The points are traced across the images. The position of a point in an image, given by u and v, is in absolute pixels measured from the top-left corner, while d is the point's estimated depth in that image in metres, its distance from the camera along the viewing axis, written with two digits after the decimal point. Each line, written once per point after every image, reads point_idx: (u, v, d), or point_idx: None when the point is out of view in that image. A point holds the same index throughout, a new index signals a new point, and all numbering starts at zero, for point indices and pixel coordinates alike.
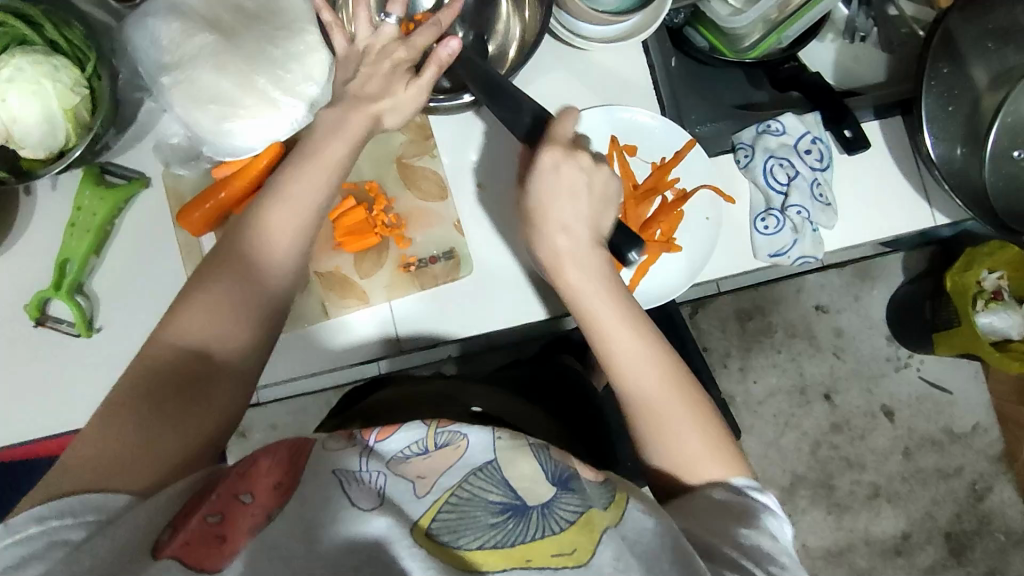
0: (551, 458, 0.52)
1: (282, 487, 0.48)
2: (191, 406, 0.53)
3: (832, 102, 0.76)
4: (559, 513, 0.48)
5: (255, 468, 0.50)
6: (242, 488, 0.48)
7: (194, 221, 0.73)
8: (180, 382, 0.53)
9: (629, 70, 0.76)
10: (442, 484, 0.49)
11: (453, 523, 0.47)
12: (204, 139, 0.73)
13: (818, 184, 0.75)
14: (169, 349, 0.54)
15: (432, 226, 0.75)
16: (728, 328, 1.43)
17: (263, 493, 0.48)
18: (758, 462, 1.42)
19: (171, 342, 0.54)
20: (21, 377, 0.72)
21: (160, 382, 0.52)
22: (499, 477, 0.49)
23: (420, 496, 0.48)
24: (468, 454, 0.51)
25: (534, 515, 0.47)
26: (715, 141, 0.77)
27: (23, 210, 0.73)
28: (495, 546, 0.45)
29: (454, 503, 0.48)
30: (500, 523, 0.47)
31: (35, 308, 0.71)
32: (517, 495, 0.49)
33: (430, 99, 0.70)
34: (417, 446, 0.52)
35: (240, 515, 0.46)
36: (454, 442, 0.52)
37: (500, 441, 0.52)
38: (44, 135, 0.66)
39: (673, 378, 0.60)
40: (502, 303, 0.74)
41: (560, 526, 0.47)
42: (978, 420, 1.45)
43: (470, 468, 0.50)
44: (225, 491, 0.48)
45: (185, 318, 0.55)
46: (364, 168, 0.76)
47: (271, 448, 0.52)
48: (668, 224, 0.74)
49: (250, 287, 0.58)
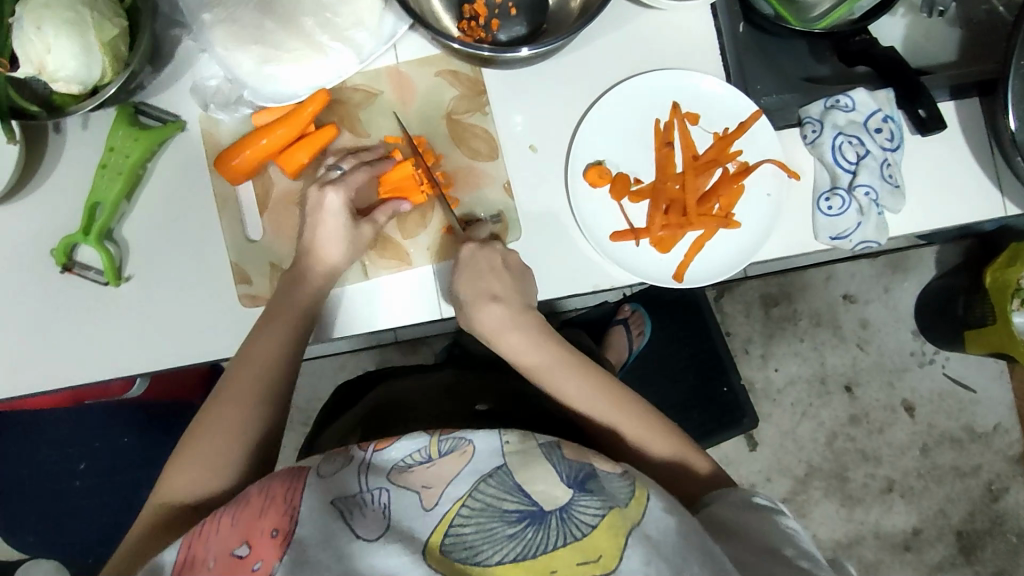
0: (563, 459, 0.54)
1: (280, 536, 0.48)
2: (233, 441, 0.60)
3: (907, 79, 0.72)
4: (579, 517, 0.49)
5: (248, 517, 0.50)
6: (238, 541, 0.48)
7: (231, 168, 0.69)
8: (222, 430, 0.60)
9: (695, 35, 0.73)
10: (451, 495, 0.51)
11: (469, 538, 0.48)
12: (246, 84, 0.70)
13: (888, 164, 0.71)
14: (197, 442, 0.59)
15: (480, 186, 0.72)
16: (752, 313, 1.35)
17: (261, 546, 0.47)
18: (774, 452, 1.34)
19: (199, 442, 0.59)
20: (48, 321, 0.69)
21: (209, 436, 0.59)
22: (511, 483, 0.51)
23: (429, 508, 0.50)
24: (476, 461, 0.53)
25: (553, 521, 0.49)
26: (780, 114, 0.74)
27: (54, 148, 0.69)
28: (518, 559, 0.47)
29: (467, 515, 0.49)
30: (518, 534, 0.48)
31: (63, 253, 0.68)
32: (534, 501, 0.50)
33: (482, 49, 0.65)
34: (419, 453, 0.55)
35: (240, 573, 0.46)
36: (460, 447, 0.54)
37: (508, 445, 0.54)
38: (80, 69, 0.62)
39: (604, 393, 0.67)
40: (554, 272, 0.71)
41: (583, 532, 0.48)
42: (1000, 419, 1.34)
43: (480, 476, 0.52)
44: (221, 551, 0.48)
45: (215, 425, 0.60)
46: (412, 123, 0.73)
47: (264, 489, 0.52)
48: (728, 199, 0.71)
49: (282, 333, 0.65)
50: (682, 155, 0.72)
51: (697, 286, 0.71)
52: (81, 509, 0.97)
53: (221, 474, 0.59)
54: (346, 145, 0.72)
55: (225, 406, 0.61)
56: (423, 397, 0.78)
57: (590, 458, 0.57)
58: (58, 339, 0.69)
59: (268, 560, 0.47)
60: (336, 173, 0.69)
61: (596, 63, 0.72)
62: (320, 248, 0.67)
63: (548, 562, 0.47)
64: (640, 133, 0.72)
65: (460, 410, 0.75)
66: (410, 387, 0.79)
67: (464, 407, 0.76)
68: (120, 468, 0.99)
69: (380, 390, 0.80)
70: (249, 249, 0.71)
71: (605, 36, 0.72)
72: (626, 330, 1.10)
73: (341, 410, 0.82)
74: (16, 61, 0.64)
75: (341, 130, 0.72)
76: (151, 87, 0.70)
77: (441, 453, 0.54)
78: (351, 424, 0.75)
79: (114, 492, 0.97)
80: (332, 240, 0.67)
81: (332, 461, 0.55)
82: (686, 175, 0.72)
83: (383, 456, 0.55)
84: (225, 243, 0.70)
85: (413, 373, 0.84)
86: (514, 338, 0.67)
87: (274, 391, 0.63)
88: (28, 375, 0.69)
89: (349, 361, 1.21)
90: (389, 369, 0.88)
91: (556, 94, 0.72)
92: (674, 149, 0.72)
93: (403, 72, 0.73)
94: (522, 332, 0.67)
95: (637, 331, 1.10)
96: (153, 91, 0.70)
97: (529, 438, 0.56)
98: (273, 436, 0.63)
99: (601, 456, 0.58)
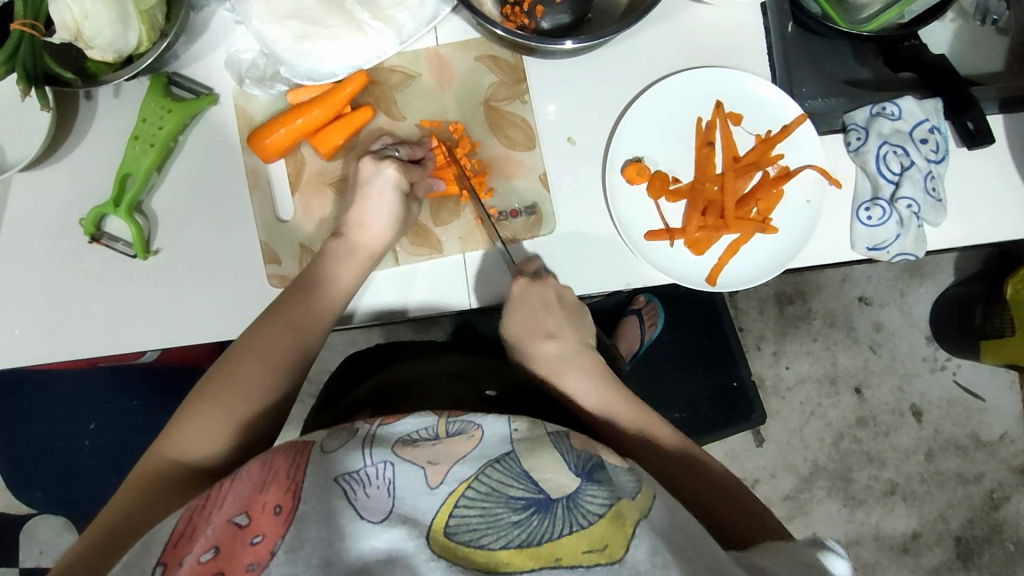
0: (572, 449, 0.51)
1: (283, 511, 0.45)
2: (242, 407, 0.59)
3: (956, 89, 0.71)
4: (585, 507, 0.46)
5: (249, 489, 0.46)
6: (238, 511, 0.45)
7: (266, 146, 0.68)
8: (235, 393, 0.59)
9: (742, 31, 0.71)
10: (456, 474, 0.48)
11: (472, 522, 0.45)
12: (283, 60, 0.67)
13: (932, 177, 0.69)
14: (212, 399, 0.59)
15: (516, 176, 0.71)
16: (767, 310, 1.34)
17: (262, 521, 0.44)
18: (779, 449, 1.33)
19: (214, 401, 0.58)
20: (71, 288, 0.69)
21: (220, 394, 0.59)
22: (518, 470, 0.48)
23: (434, 488, 0.47)
24: (483, 446, 0.50)
25: (559, 510, 0.45)
26: (825, 119, 0.73)
27: (84, 115, 0.68)
28: (522, 545, 0.44)
29: (472, 498, 0.46)
30: (523, 520, 0.44)
31: (91, 223, 0.67)
32: (540, 489, 0.46)
33: (525, 37, 0.62)
34: (427, 431, 0.53)
35: (238, 546, 0.43)
36: (468, 432, 0.52)
37: (517, 432, 0.53)
38: (118, 40, 0.60)
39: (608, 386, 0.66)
40: (586, 268, 0.70)
41: (589, 521, 0.45)
42: (1007, 429, 1.33)
43: (486, 460, 0.49)
44: (221, 519, 0.44)
45: (235, 377, 0.60)
46: (450, 108, 0.72)
47: (265, 461, 0.49)
48: (766, 203, 0.70)
49: (311, 312, 0.65)
50: (722, 156, 0.71)
51: (730, 290, 0.71)
52: (88, 468, 0.99)
53: (231, 437, 0.58)
54: (381, 126, 0.72)
55: (245, 368, 0.61)
56: (435, 381, 0.72)
57: (596, 449, 0.54)
58: (79, 309, 0.69)
59: (270, 535, 0.44)
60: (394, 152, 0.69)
61: (639, 56, 0.71)
62: (362, 227, 0.68)
63: (553, 550, 0.44)
64: (680, 130, 0.71)
65: (469, 394, 0.70)
66: (419, 372, 0.73)
67: (473, 391, 0.71)
68: (131, 430, 1.00)
69: (388, 371, 0.75)
70: (280, 229, 0.70)
71: (651, 28, 0.70)
72: (639, 321, 1.09)
73: (347, 387, 0.76)
74: (51, 26, 0.61)
75: (376, 112, 0.71)
76: (184, 59, 0.69)
77: (448, 433, 0.52)
78: (356, 405, 0.70)
79: (126, 450, 0.99)
80: (376, 220, 0.68)
81: (335, 436, 0.53)
82: (726, 177, 0.71)
83: (389, 430, 0.53)
84: (255, 223, 0.70)
85: (422, 354, 0.79)
86: (529, 328, 0.68)
87: (295, 363, 0.63)
88: (48, 344, 0.69)
89: (359, 337, 1.20)
90: (399, 345, 0.82)
91: (596, 86, 0.70)
92: (714, 149, 0.71)
93: (442, 54, 0.71)
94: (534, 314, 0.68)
95: (649, 322, 1.09)
96: (185, 63, 0.69)
97: (538, 427, 0.54)
98: (282, 409, 0.63)
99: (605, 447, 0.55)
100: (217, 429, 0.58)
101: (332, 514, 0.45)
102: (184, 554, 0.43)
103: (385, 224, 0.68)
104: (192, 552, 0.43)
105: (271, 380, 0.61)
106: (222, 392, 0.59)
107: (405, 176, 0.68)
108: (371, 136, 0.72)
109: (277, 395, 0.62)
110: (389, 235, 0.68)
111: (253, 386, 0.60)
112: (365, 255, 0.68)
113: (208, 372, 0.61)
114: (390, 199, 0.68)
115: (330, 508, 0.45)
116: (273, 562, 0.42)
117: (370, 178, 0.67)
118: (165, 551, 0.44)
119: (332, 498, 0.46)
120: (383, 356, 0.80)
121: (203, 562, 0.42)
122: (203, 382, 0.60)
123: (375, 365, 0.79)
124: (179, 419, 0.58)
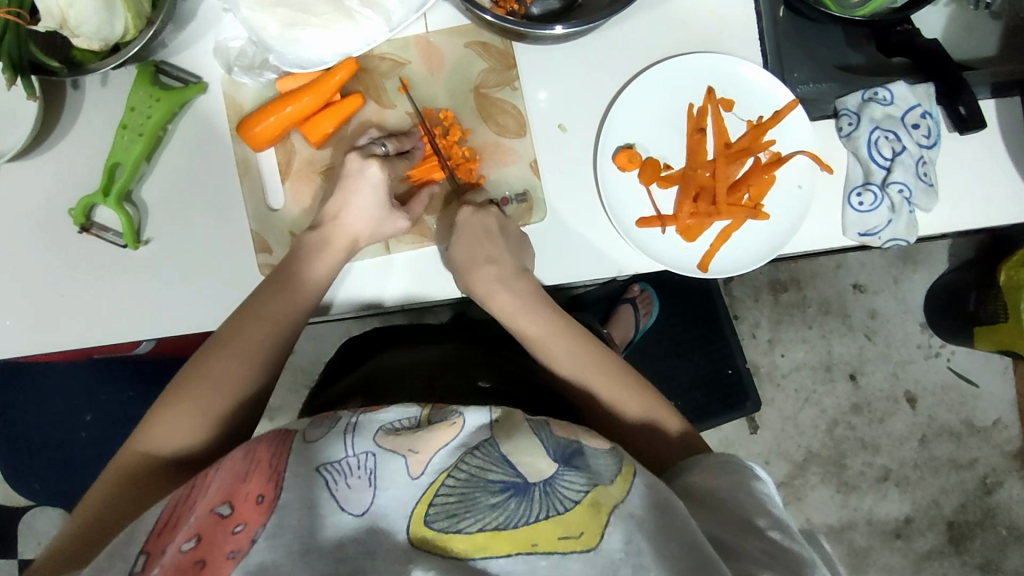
0: (551, 436, 0.51)
1: (265, 501, 0.45)
2: (219, 402, 0.60)
3: (950, 74, 0.69)
4: (563, 492, 0.46)
5: (230, 480, 0.47)
6: (220, 501, 0.45)
7: (255, 135, 0.68)
8: (211, 388, 0.60)
9: (734, 17, 0.71)
10: (436, 465, 0.48)
11: (451, 508, 0.45)
12: (271, 48, 0.67)
13: (924, 162, 0.70)
14: (190, 391, 0.59)
15: (508, 164, 0.71)
16: (761, 298, 1.34)
17: (244, 510, 0.45)
18: (774, 436, 1.34)
19: (192, 393, 0.59)
20: (61, 278, 0.69)
21: (196, 390, 0.59)
22: (498, 454, 0.48)
23: (414, 477, 0.47)
24: (465, 434, 0.49)
25: (536, 495, 0.46)
26: (816, 105, 0.73)
27: (71, 104, 0.68)
28: (499, 528, 0.44)
29: (452, 486, 0.46)
30: (501, 504, 0.45)
31: (81, 213, 0.66)
32: (518, 473, 0.47)
33: (514, 23, 0.62)
34: (410, 421, 0.52)
35: (219, 535, 0.43)
36: (450, 419, 0.51)
37: (496, 421, 0.51)
38: (102, 27, 0.59)
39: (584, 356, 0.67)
40: (577, 254, 0.70)
41: (566, 506, 0.46)
42: (1000, 415, 1.34)
43: (465, 447, 0.48)
44: (203, 509, 0.45)
45: (210, 373, 0.60)
46: (440, 95, 0.72)
47: (248, 451, 0.49)
48: (757, 189, 0.70)
49: (283, 307, 0.64)
50: (714, 143, 0.71)
51: (723, 276, 0.71)
52: (86, 457, 1.00)
53: (211, 427, 0.59)
54: (371, 115, 0.71)
55: (223, 361, 0.61)
56: (425, 370, 0.72)
57: (578, 434, 0.53)
58: (71, 300, 0.69)
59: (251, 525, 0.44)
60: (381, 150, 0.68)
61: (631, 42, 0.70)
62: (341, 218, 0.67)
63: (530, 535, 0.44)
64: (672, 116, 0.70)
65: (459, 385, 0.71)
66: (408, 359, 0.74)
67: (467, 382, 0.71)
68: (125, 419, 1.00)
69: (378, 359, 0.75)
70: (270, 218, 0.70)
71: (643, 15, 0.70)
72: (634, 309, 1.11)
73: (337, 376, 0.77)
74: (35, 14, 0.60)
75: (366, 100, 0.71)
76: (172, 47, 0.68)
77: (431, 421, 0.51)
78: (344, 392, 0.70)
79: (119, 438, 1.00)
80: (357, 216, 0.67)
81: (318, 425, 0.52)
82: (717, 163, 0.70)
83: (372, 417, 0.52)
84: (246, 213, 0.69)
85: (411, 342, 0.78)
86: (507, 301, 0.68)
87: (272, 355, 0.63)
88: (42, 335, 0.69)
89: (356, 327, 1.19)
90: (392, 331, 0.82)
91: (589, 74, 0.70)
92: (706, 135, 0.70)
93: (431, 41, 0.71)
94: (515, 296, 0.68)
95: (644, 310, 1.11)
96: (173, 51, 0.68)
97: (515, 415, 0.52)
98: (262, 396, 0.64)
99: (590, 433, 0.54)
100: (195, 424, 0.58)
101: (315, 504, 0.45)
102: (166, 543, 0.44)
103: (367, 222, 0.67)
104: (173, 541, 0.43)
105: (248, 374, 0.61)
106: (199, 389, 0.59)
107: (390, 175, 0.68)
108: (362, 123, 0.72)
109: (256, 388, 0.62)
110: (371, 229, 0.67)
111: (229, 382, 0.60)
112: (339, 248, 0.67)
113: (184, 365, 0.62)
114: (374, 197, 0.67)
115: (312, 498, 0.46)
116: (254, 549, 0.43)
117: (354, 175, 0.67)
118: (148, 540, 0.45)
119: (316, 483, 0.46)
120: (373, 342, 0.80)
121: (184, 550, 0.42)
122: (180, 376, 0.61)
123: (366, 351, 0.79)
124: (156, 413, 0.58)
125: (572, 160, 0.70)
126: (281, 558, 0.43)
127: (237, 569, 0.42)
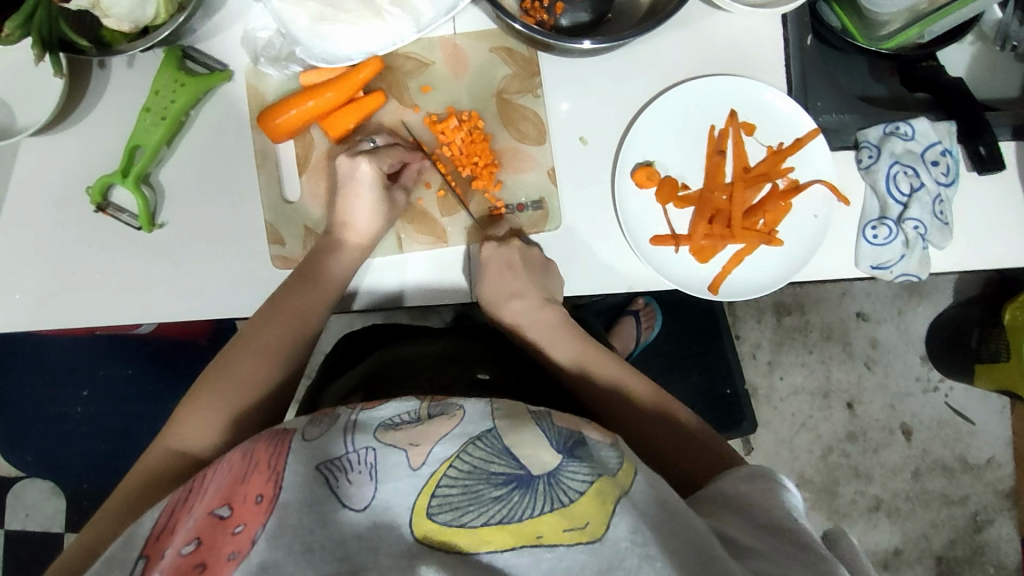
0: (553, 426, 0.50)
1: (264, 502, 0.44)
2: (235, 396, 0.60)
3: (972, 115, 0.71)
4: (567, 483, 0.45)
5: (230, 481, 0.46)
6: (219, 503, 0.45)
7: (273, 126, 0.67)
8: (228, 389, 0.60)
9: (760, 43, 0.71)
10: (438, 454, 0.46)
11: (454, 500, 0.44)
12: (299, 40, 0.66)
13: (942, 201, 0.70)
14: (207, 392, 0.60)
15: (525, 170, 0.71)
16: (764, 320, 1.34)
17: (244, 510, 0.44)
18: (768, 459, 1.34)
19: (207, 393, 0.60)
20: (73, 256, 0.69)
21: (215, 391, 0.60)
22: (500, 446, 0.47)
23: (416, 469, 0.45)
24: (465, 424, 0.49)
25: (541, 487, 0.44)
26: (837, 135, 0.73)
27: (95, 84, 0.68)
28: (502, 521, 0.43)
29: (454, 477, 0.45)
30: (504, 496, 0.44)
31: (98, 193, 0.66)
32: (521, 465, 0.45)
33: (541, 33, 0.62)
34: (409, 415, 0.51)
35: (218, 536, 0.43)
36: (450, 412, 0.50)
37: (495, 412, 0.50)
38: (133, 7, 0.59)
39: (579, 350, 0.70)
40: (589, 272, 0.70)
41: (570, 497, 0.44)
42: (995, 453, 1.34)
43: (468, 439, 0.47)
44: (203, 511, 0.44)
45: (228, 375, 0.61)
46: (464, 99, 0.72)
47: (247, 451, 0.49)
48: (773, 215, 0.70)
49: (297, 313, 0.66)
50: (733, 165, 0.71)
51: (732, 300, 0.71)
52: (80, 434, 0.99)
53: (226, 429, 0.58)
54: (391, 112, 0.72)
55: (240, 360, 0.62)
56: (430, 359, 0.72)
57: (579, 426, 0.52)
58: (81, 278, 0.69)
59: (252, 525, 0.43)
60: (370, 145, 0.70)
61: (656, 59, 0.70)
62: (347, 220, 0.68)
63: (535, 527, 0.43)
64: (693, 137, 0.71)
65: (461, 377, 0.70)
66: (412, 352, 0.73)
67: (465, 372, 0.71)
68: (122, 400, 1.00)
69: (386, 351, 0.75)
70: (285, 210, 0.70)
71: (668, 34, 0.70)
72: (636, 322, 1.10)
73: (339, 373, 0.77)
74: None
75: (389, 98, 0.71)
76: (200, 34, 0.69)
77: (430, 415, 0.50)
78: (352, 385, 0.70)
79: (116, 418, 1.00)
80: (361, 214, 0.68)
81: (317, 423, 0.51)
82: (734, 187, 0.71)
83: (371, 413, 0.51)
84: (261, 203, 0.69)
85: (416, 337, 0.78)
86: (512, 302, 0.72)
87: (290, 352, 0.65)
88: (48, 312, 0.69)
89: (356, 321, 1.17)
90: (395, 329, 0.82)
91: (613, 89, 0.70)
92: (725, 157, 0.71)
93: (458, 45, 0.71)
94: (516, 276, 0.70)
95: (646, 324, 1.10)
96: (200, 38, 0.69)
97: (517, 407, 0.52)
98: (280, 399, 0.64)
99: (591, 424, 0.53)
100: (211, 423, 0.58)
101: (313, 495, 0.45)
102: (165, 546, 0.43)
103: (370, 218, 0.68)
104: (172, 544, 0.43)
105: (270, 369, 0.63)
106: (216, 390, 0.60)
107: (380, 168, 0.69)
108: (382, 121, 0.72)
109: (274, 383, 0.63)
110: (377, 224, 0.69)
111: (246, 382, 0.61)
112: (355, 248, 0.68)
113: (208, 367, 0.63)
114: (370, 195, 0.68)
115: (315, 496, 0.45)
116: (255, 550, 0.42)
117: (348, 179, 0.68)
118: (147, 544, 0.44)
119: (312, 488, 0.45)
120: (377, 339, 0.80)
121: (184, 553, 0.42)
122: (204, 377, 0.62)
123: (373, 345, 0.80)
124: (178, 414, 0.59)
125: (591, 177, 0.70)
126: (283, 557, 0.42)
127: (238, 571, 0.41)
